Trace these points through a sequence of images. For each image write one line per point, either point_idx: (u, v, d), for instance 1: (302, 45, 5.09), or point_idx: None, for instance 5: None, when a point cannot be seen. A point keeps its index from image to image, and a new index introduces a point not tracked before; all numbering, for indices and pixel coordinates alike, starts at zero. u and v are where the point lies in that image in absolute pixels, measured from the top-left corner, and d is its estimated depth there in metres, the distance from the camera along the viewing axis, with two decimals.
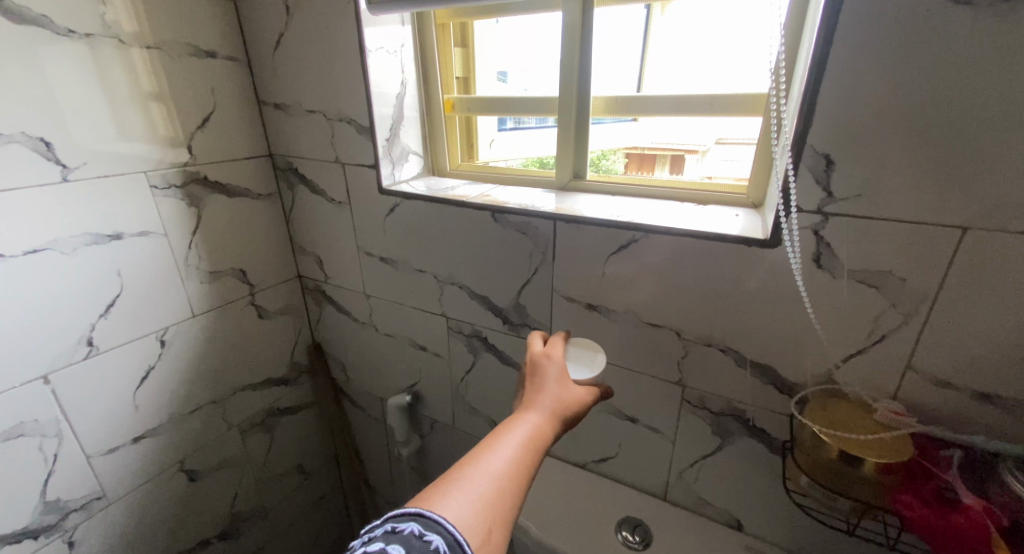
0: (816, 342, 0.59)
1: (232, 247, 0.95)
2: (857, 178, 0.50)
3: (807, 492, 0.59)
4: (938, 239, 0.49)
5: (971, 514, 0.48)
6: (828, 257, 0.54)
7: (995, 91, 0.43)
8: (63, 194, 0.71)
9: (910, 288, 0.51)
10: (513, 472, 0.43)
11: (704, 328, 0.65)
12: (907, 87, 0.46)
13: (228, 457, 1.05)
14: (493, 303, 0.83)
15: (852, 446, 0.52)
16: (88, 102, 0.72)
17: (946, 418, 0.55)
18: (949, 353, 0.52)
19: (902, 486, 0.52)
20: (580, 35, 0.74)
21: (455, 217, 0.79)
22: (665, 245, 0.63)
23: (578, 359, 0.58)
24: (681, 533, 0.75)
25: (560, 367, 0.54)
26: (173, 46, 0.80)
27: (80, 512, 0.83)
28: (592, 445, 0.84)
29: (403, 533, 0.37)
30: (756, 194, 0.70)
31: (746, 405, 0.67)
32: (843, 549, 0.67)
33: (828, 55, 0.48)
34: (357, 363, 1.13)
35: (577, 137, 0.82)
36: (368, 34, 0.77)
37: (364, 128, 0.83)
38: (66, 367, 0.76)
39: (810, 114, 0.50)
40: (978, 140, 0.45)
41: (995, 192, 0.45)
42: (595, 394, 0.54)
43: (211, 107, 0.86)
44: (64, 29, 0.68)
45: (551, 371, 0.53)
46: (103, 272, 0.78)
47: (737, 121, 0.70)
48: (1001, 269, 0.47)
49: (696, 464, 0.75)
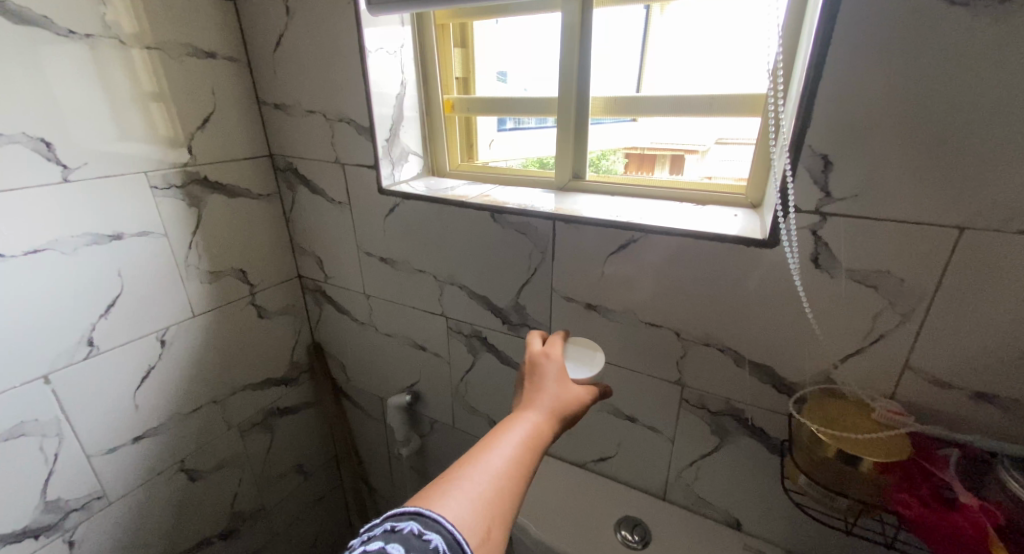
0: (814, 342, 0.59)
1: (232, 247, 0.95)
2: (855, 178, 0.50)
3: (805, 491, 0.59)
4: (936, 239, 0.49)
5: (969, 513, 0.48)
6: (826, 257, 0.54)
7: (992, 92, 0.43)
8: (64, 194, 0.72)
9: (908, 287, 0.51)
10: (513, 472, 0.43)
11: (703, 328, 0.65)
12: (905, 88, 0.46)
13: (228, 457, 1.05)
14: (493, 303, 0.83)
15: (850, 445, 0.52)
16: (88, 102, 0.72)
17: (944, 417, 0.55)
18: (947, 353, 0.52)
19: (900, 485, 0.52)
20: (579, 36, 0.75)
21: (454, 217, 0.80)
22: (664, 245, 0.63)
23: (578, 359, 0.58)
24: (680, 532, 0.75)
25: (559, 366, 0.54)
26: (174, 46, 0.80)
27: (80, 512, 0.83)
28: (592, 445, 0.84)
29: (402, 532, 0.37)
30: (755, 194, 0.70)
31: (745, 405, 0.67)
32: (841, 548, 0.67)
33: (826, 55, 0.48)
34: (357, 363, 1.13)
35: (576, 137, 0.82)
36: (368, 35, 0.77)
37: (364, 128, 0.83)
38: (66, 366, 0.77)
39: (808, 115, 0.51)
40: (975, 141, 0.45)
41: (992, 192, 0.45)
42: (594, 394, 0.54)
43: (212, 108, 0.86)
44: (65, 29, 0.68)
45: (551, 370, 0.53)
46: (103, 272, 0.78)
47: (736, 121, 0.70)
48: (998, 269, 0.47)
49: (695, 464, 0.75)
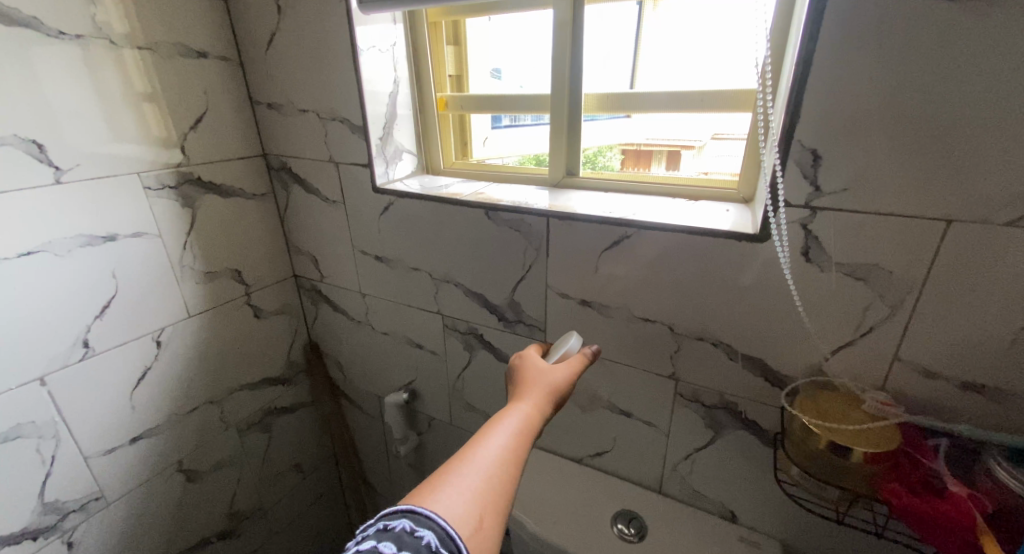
0: (805, 335, 0.59)
1: (227, 247, 0.95)
2: (844, 172, 0.51)
3: (797, 483, 0.60)
4: (924, 232, 0.49)
5: (958, 502, 0.49)
6: (816, 250, 0.55)
7: (979, 83, 0.43)
8: (56, 195, 0.71)
9: (896, 280, 0.52)
10: (507, 461, 0.44)
11: (695, 322, 0.66)
12: (890, 82, 0.46)
13: (227, 457, 1.06)
14: (488, 300, 0.83)
15: (841, 437, 0.53)
16: (81, 103, 0.72)
17: (934, 408, 0.55)
18: (936, 345, 0.53)
19: (890, 475, 0.53)
20: (572, 32, 0.75)
21: (448, 214, 0.80)
22: (657, 241, 0.64)
23: (558, 352, 0.60)
24: (676, 525, 0.76)
25: (539, 362, 0.56)
26: (165, 46, 0.80)
27: (79, 513, 0.84)
28: (588, 439, 0.85)
29: (394, 530, 0.38)
30: (746, 189, 0.71)
31: (737, 398, 0.68)
32: (836, 538, 0.68)
33: (814, 51, 0.48)
34: (354, 362, 1.13)
35: (570, 133, 0.82)
36: (359, 34, 0.77)
37: (357, 127, 0.83)
38: (63, 368, 0.77)
39: (796, 110, 0.51)
40: (963, 134, 0.45)
41: (978, 184, 0.46)
42: (577, 378, 0.56)
43: (204, 107, 0.86)
44: (56, 30, 0.68)
45: (533, 366, 0.55)
46: (97, 273, 0.78)
47: (728, 117, 0.71)
48: (985, 260, 0.48)
49: (690, 457, 0.76)
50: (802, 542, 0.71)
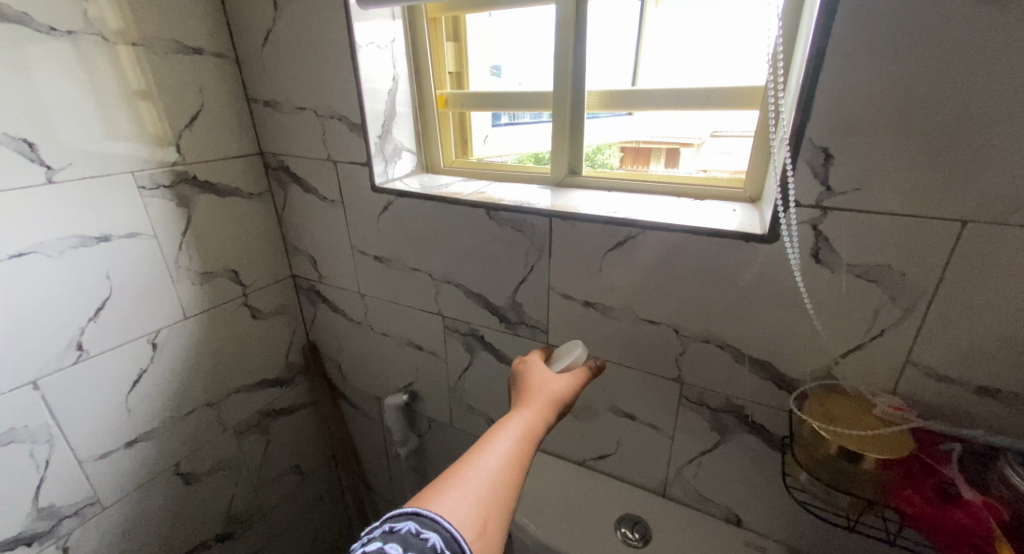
0: (815, 338, 0.58)
1: (224, 247, 0.93)
2: (857, 172, 0.49)
3: (806, 488, 0.59)
4: (939, 233, 0.48)
5: (972, 510, 0.48)
6: (827, 251, 0.53)
7: (997, 80, 0.42)
8: (49, 195, 0.70)
9: (909, 282, 0.51)
10: (511, 467, 0.43)
11: (702, 325, 0.65)
12: (905, 79, 0.45)
13: (225, 459, 1.05)
14: (490, 301, 0.82)
15: (852, 441, 0.52)
16: (74, 101, 0.71)
17: (948, 412, 0.54)
18: (950, 348, 0.51)
19: (902, 482, 0.52)
20: (575, 29, 0.73)
21: (449, 214, 0.78)
22: (663, 241, 0.62)
23: (562, 359, 0.59)
24: (681, 529, 0.75)
25: (543, 370, 0.55)
26: (159, 43, 0.78)
27: (74, 518, 0.82)
28: (592, 443, 0.83)
29: (400, 532, 0.37)
30: (753, 188, 0.70)
31: (744, 401, 0.66)
32: (845, 544, 0.67)
33: (827, 46, 0.47)
34: (353, 363, 1.12)
35: (572, 131, 0.80)
36: (358, 30, 0.75)
37: (355, 125, 0.81)
38: (55, 372, 0.75)
39: (808, 107, 0.49)
40: (977, 134, 0.44)
41: (994, 184, 0.45)
42: (580, 386, 0.54)
43: (199, 105, 0.85)
44: (46, 26, 0.67)
45: (537, 374, 0.54)
46: (91, 274, 0.76)
47: (735, 114, 0.69)
48: (998, 262, 0.46)
49: (695, 461, 0.74)
50: (809, 546, 0.70)
